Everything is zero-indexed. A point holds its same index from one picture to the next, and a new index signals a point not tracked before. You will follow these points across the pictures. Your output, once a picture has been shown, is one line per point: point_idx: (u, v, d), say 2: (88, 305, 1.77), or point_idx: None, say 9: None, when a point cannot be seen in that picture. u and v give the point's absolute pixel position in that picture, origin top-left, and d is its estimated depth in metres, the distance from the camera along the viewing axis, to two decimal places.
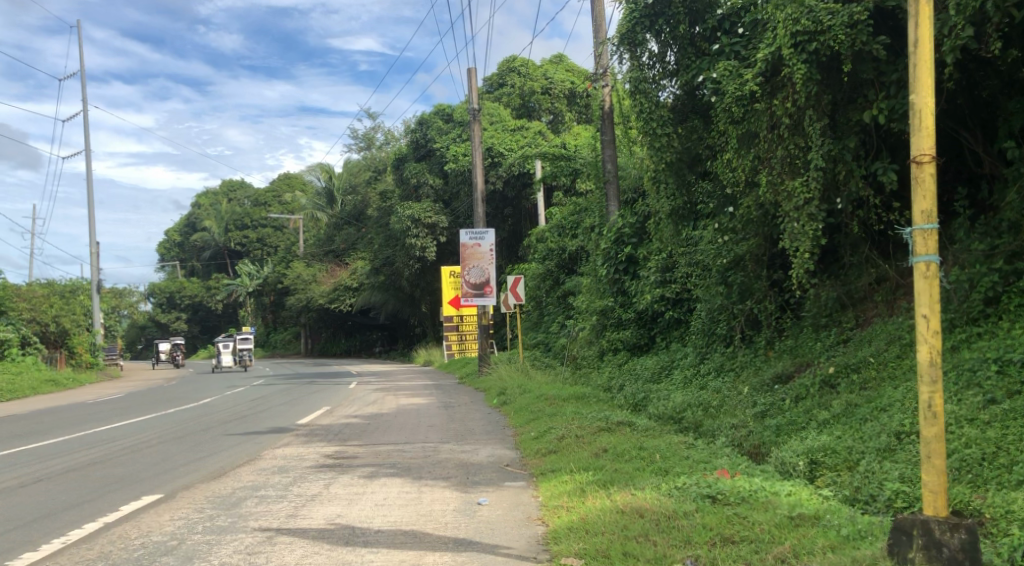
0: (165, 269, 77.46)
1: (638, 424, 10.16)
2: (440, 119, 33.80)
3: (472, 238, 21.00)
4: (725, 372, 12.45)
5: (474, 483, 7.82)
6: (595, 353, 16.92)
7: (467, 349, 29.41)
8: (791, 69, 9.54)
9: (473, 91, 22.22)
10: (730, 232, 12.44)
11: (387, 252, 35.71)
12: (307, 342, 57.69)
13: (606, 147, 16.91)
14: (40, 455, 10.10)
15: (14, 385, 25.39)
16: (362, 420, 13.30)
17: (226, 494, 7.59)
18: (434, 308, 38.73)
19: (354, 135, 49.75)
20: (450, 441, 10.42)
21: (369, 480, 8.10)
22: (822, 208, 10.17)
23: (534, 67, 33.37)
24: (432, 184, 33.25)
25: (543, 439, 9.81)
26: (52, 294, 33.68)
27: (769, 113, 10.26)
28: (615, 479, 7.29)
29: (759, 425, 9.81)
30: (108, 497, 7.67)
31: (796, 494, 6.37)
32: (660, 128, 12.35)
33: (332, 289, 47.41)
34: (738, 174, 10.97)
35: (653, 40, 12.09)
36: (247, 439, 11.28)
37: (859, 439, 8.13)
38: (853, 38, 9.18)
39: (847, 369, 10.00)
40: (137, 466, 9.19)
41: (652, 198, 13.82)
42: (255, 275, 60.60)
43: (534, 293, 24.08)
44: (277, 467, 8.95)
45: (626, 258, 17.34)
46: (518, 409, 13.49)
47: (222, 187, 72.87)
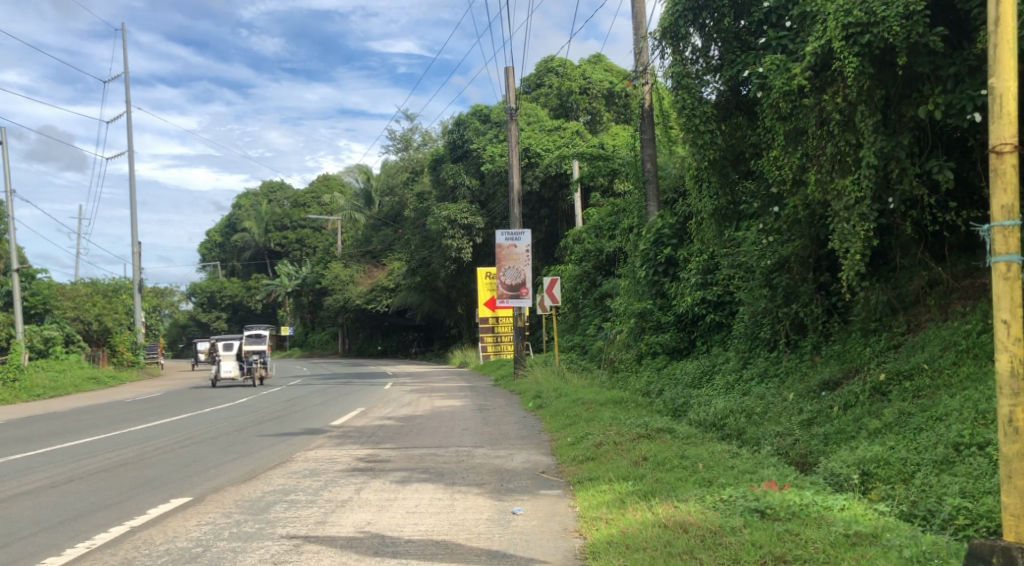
0: (206, 269, 78.57)
1: (679, 431, 9.82)
2: (477, 120, 33.69)
3: (508, 239, 20.74)
4: (769, 378, 12.04)
5: (509, 491, 7.57)
6: (633, 356, 16.55)
7: (503, 351, 29.18)
8: (842, 62, 9.14)
9: (510, 90, 22.01)
10: (775, 233, 12.04)
11: (424, 253, 35.60)
12: (344, 342, 57.89)
13: (645, 146, 16.65)
14: (73, 455, 10.07)
15: (56, 382, 25.75)
16: (396, 422, 13.13)
17: (255, 498, 7.43)
18: (470, 308, 38.51)
19: (391, 136, 49.73)
20: (485, 445, 10.18)
21: (401, 485, 7.89)
22: (874, 208, 9.74)
23: (572, 67, 33.09)
24: (469, 185, 33.10)
25: (579, 446, 9.51)
26: (96, 293, 34.33)
27: (818, 109, 9.84)
28: (657, 489, 6.97)
29: (806, 434, 9.44)
30: (138, 499, 7.56)
31: (850, 509, 6.02)
32: (703, 125, 12.03)
33: (369, 290, 47.57)
34: (784, 173, 10.56)
35: (696, 34, 11.79)
36: (280, 440, 11.17)
37: (914, 450, 7.72)
38: (909, 30, 8.79)
39: (899, 376, 9.56)
40: (169, 467, 9.10)
41: (695, 198, 13.47)
42: (294, 276, 61.15)
43: (570, 295, 23.74)
44: (309, 470, 8.79)
45: (666, 260, 16.97)
46: (554, 412, 13.21)
47: (262, 188, 73.69)
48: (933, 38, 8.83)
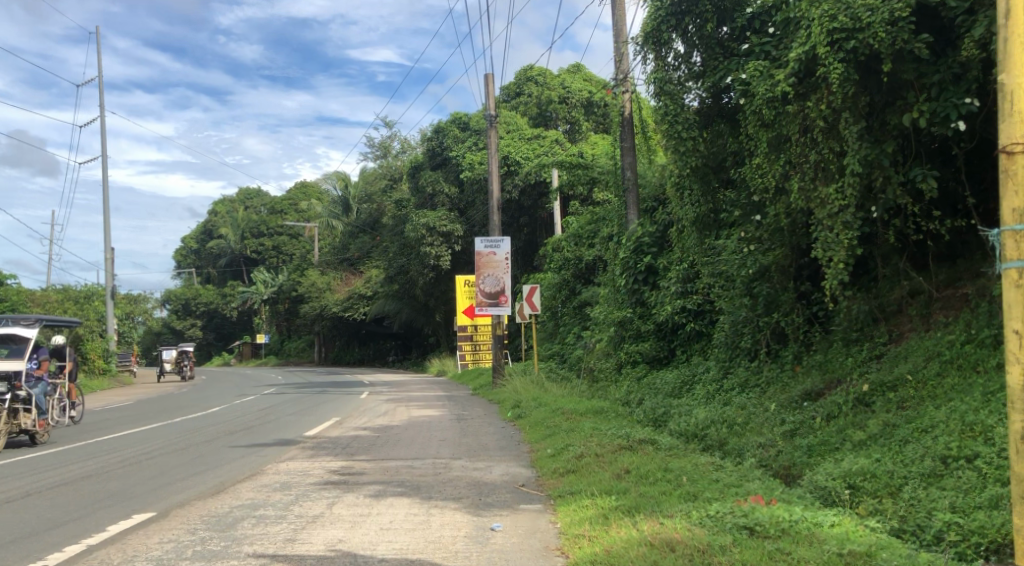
0: (181, 275, 77.59)
1: (662, 442, 9.62)
2: (456, 128, 33.54)
3: (487, 246, 20.48)
4: (750, 388, 11.87)
5: (488, 506, 7.31)
6: (613, 366, 16.35)
7: (481, 359, 28.86)
8: (827, 68, 9.03)
9: (490, 97, 21.82)
10: (755, 241, 11.89)
11: (401, 260, 35.29)
12: (321, 350, 57.20)
13: (626, 153, 16.50)
14: (34, 467, 9.70)
15: None
16: (371, 432, 12.81)
17: (221, 514, 7.11)
18: (449, 317, 38.22)
19: (369, 142, 49.32)
20: (463, 457, 9.90)
21: (376, 499, 7.60)
22: (857, 216, 9.59)
23: (551, 76, 33.00)
24: (448, 193, 32.87)
25: (559, 458, 9.27)
26: (66, 299, 33.64)
27: (801, 116, 9.71)
28: (642, 504, 6.74)
29: (789, 445, 9.27)
30: (98, 515, 7.22)
31: (840, 525, 5.83)
32: (686, 132, 11.90)
33: (346, 298, 47.12)
34: (767, 180, 10.39)
35: (679, 39, 11.65)
36: (251, 452, 10.80)
37: (900, 463, 7.56)
38: (894, 36, 8.70)
39: (883, 388, 9.41)
40: (133, 481, 8.75)
41: (676, 206, 13.30)
42: (270, 283, 60.47)
43: (550, 303, 23.57)
44: (279, 483, 8.46)
45: (646, 268, 16.76)
46: (533, 423, 12.93)
47: (238, 195, 72.99)
48: (918, 44, 8.75)
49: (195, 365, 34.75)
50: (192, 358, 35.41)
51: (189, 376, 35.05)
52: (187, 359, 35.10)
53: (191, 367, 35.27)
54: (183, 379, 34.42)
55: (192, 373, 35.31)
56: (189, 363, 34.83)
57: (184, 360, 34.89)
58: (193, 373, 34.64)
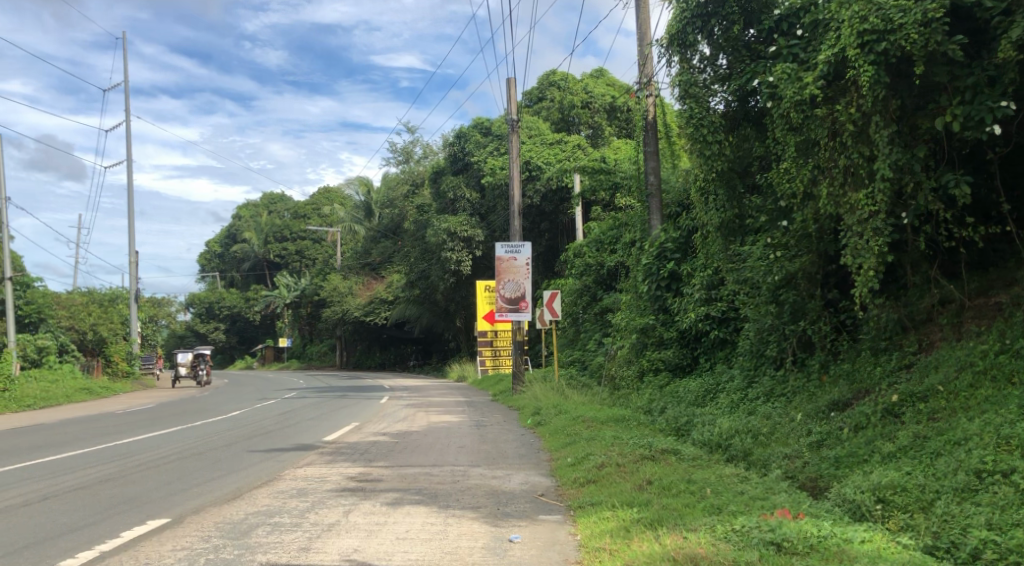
0: (206, 280, 78.25)
1: (685, 452, 9.43)
2: (478, 133, 33.54)
3: (508, 252, 20.36)
4: (775, 398, 11.62)
5: (506, 516, 7.16)
6: (634, 373, 16.14)
7: (501, 365, 28.72)
8: (857, 71, 8.80)
9: (512, 102, 21.73)
10: (782, 247, 11.67)
11: (423, 265, 35.30)
12: (342, 355, 57.30)
13: (649, 158, 16.33)
14: (52, 470, 9.68)
15: (48, 393, 25.30)
16: (390, 438, 12.71)
17: (236, 521, 7.03)
18: (469, 322, 38.13)
19: (392, 148, 49.43)
20: (481, 465, 9.75)
21: (392, 508, 7.48)
22: (887, 222, 9.33)
23: (574, 81, 32.88)
24: (469, 198, 32.85)
25: (579, 467, 9.10)
26: (91, 302, 33.88)
27: (830, 119, 9.48)
28: (664, 516, 6.56)
29: (815, 456, 9.07)
30: (113, 520, 7.16)
31: (871, 541, 5.62)
32: (711, 135, 11.73)
33: (367, 302, 47.23)
34: (794, 185, 10.17)
35: (704, 42, 11.52)
36: (269, 457, 10.71)
37: (932, 476, 7.32)
38: (927, 37, 8.46)
39: (912, 398, 9.15)
40: (150, 486, 8.68)
41: (701, 211, 13.09)
42: (293, 287, 60.72)
43: (570, 310, 23.38)
44: (296, 490, 8.37)
45: (669, 274, 16.52)
46: (553, 431, 12.75)
47: (262, 199, 73.52)
48: (951, 46, 8.52)
49: (212, 370, 33.92)
50: (208, 362, 34.63)
51: (205, 381, 34.22)
52: (203, 362, 34.21)
53: (207, 370, 34.49)
54: (198, 384, 33.59)
55: (208, 377, 34.53)
56: (204, 368, 33.95)
57: (200, 363, 33.98)
58: (209, 377, 33.87)
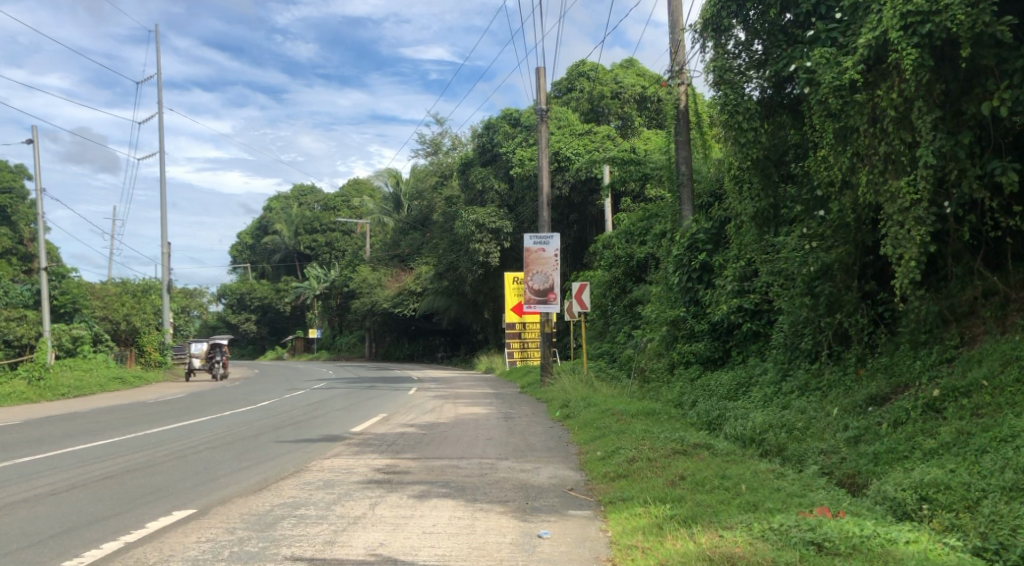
0: (237, 271, 79.03)
1: (718, 446, 9.22)
2: (507, 124, 33.36)
3: (536, 243, 20.16)
4: (810, 392, 11.33)
5: (535, 510, 7.01)
6: (665, 366, 15.93)
7: (529, 357, 28.57)
8: (899, 54, 8.47)
9: (541, 92, 21.49)
10: (817, 238, 11.36)
11: (451, 257, 35.22)
12: (372, 346, 57.43)
13: (680, 148, 16.02)
14: (82, 460, 9.70)
15: (81, 381, 25.63)
16: (417, 430, 12.59)
17: (262, 512, 6.95)
18: (498, 314, 37.99)
19: (421, 139, 49.36)
20: (509, 458, 9.61)
21: (419, 501, 7.36)
22: (930, 212, 9.00)
23: (604, 72, 32.50)
24: (497, 189, 32.70)
25: (610, 461, 8.92)
26: (124, 293, 34.27)
27: (871, 105, 9.17)
28: (698, 513, 6.37)
29: (853, 452, 8.83)
30: (140, 510, 7.14)
31: (917, 543, 5.36)
32: (747, 123, 11.44)
33: (396, 294, 47.34)
34: (832, 173, 9.85)
35: (739, 27, 11.25)
36: (296, 448, 10.67)
37: (977, 474, 7.05)
38: (974, 18, 8.12)
39: (955, 393, 8.84)
40: (177, 476, 8.66)
41: (735, 201, 12.74)
42: (322, 279, 61.04)
43: (599, 302, 23.14)
44: (323, 481, 8.29)
45: (700, 266, 16.23)
46: (582, 423, 12.57)
47: (292, 191, 73.98)
48: (1001, 27, 8.16)
49: (229, 362, 32.70)
50: (225, 355, 33.22)
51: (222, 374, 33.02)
52: (221, 354, 32.95)
53: (224, 362, 33.11)
54: (216, 377, 32.43)
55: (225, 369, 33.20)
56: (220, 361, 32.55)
57: (218, 356, 32.71)
58: (225, 371, 32.45)
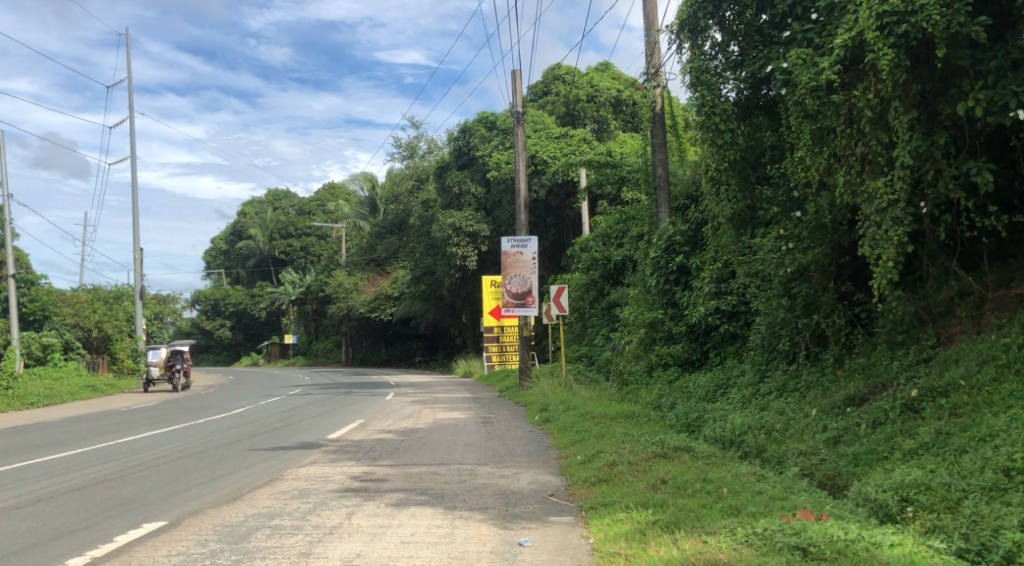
0: (211, 276, 78.33)
1: (698, 449, 9.16)
2: (483, 127, 33.30)
3: (514, 246, 20.05)
4: (788, 393, 11.32)
5: (516, 518, 6.90)
6: (642, 369, 15.79)
7: (508, 361, 28.46)
8: (876, 54, 8.47)
9: (517, 94, 21.41)
10: (794, 239, 11.35)
11: (428, 261, 35.05)
12: (348, 351, 57.03)
13: (657, 150, 15.98)
14: (50, 471, 9.45)
15: (51, 390, 25.15)
16: (395, 436, 12.44)
17: (235, 523, 6.78)
18: (476, 318, 37.86)
19: (396, 143, 49.15)
20: (489, 464, 9.49)
21: (397, 509, 7.22)
22: (907, 212, 8.99)
23: (579, 75, 32.53)
24: (474, 193, 32.60)
25: (591, 465, 8.83)
26: (96, 300, 33.78)
27: (848, 106, 9.16)
28: (681, 518, 6.29)
29: (832, 453, 8.81)
30: (109, 522, 6.94)
31: (902, 545, 5.32)
32: (724, 124, 11.42)
33: (372, 298, 47.11)
34: (809, 174, 9.83)
35: (716, 27, 11.23)
36: (271, 456, 10.47)
37: (957, 474, 7.04)
38: (949, 19, 8.14)
39: (933, 393, 8.84)
40: (148, 487, 8.44)
41: (712, 202, 12.69)
42: (298, 284, 60.57)
43: (577, 304, 23.11)
44: (298, 490, 8.12)
45: (678, 268, 16.23)
46: (562, 427, 12.47)
47: (267, 195, 73.36)
48: (975, 28, 8.19)
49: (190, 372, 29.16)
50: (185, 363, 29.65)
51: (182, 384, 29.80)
52: (181, 362, 29.72)
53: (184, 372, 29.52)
54: (175, 388, 29.27)
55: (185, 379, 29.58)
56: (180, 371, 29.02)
57: (177, 365, 29.49)
58: (185, 381, 28.90)
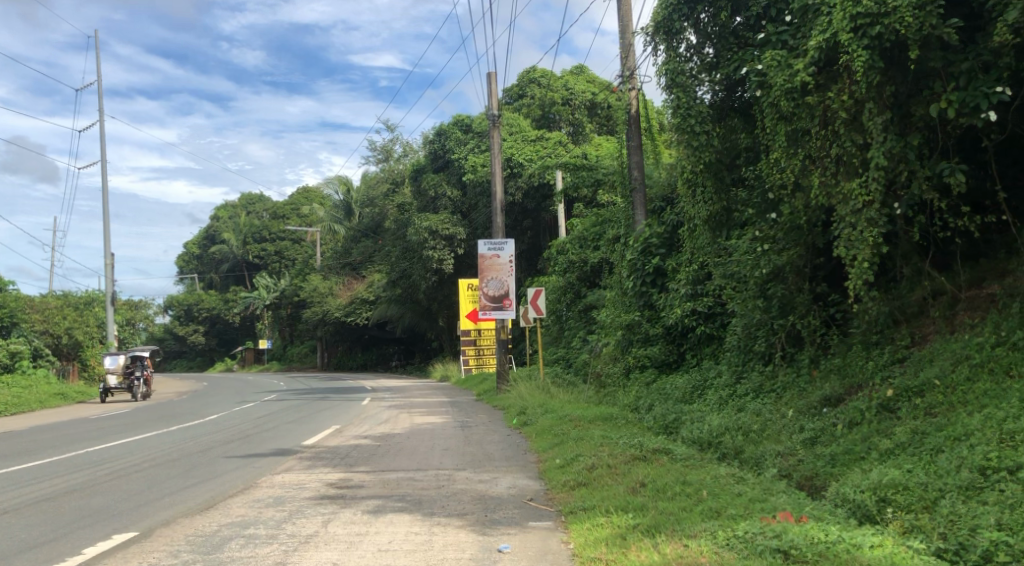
0: (184, 281, 77.50)
1: (676, 451, 9.14)
2: (458, 130, 33.24)
3: (490, 249, 19.97)
4: (765, 394, 11.34)
5: (495, 523, 6.82)
6: (620, 371, 15.69)
7: (485, 364, 28.38)
8: (850, 56, 8.52)
9: (493, 97, 21.36)
10: (769, 240, 11.39)
11: (404, 264, 34.89)
12: (324, 356, 56.59)
13: (633, 153, 15.98)
14: (17, 481, 9.24)
15: (20, 398, 24.69)
16: (372, 441, 12.31)
17: (209, 533, 6.65)
18: (452, 321, 37.71)
19: (371, 146, 48.91)
20: (467, 468, 9.39)
21: (374, 516, 7.11)
22: (882, 213, 9.04)
23: (554, 78, 32.55)
24: (450, 196, 32.49)
25: (569, 469, 8.77)
26: (66, 306, 33.25)
27: (822, 107, 9.20)
28: (661, 522, 6.25)
29: (809, 454, 8.82)
30: (77, 534, 6.77)
31: (882, 546, 5.30)
32: (699, 126, 11.45)
33: (348, 302, 46.80)
34: (784, 176, 9.87)
35: (691, 30, 11.25)
36: (246, 463, 10.31)
37: (934, 474, 7.06)
38: (921, 21, 8.20)
39: (909, 393, 8.88)
40: (119, 496, 8.27)
41: (688, 204, 12.69)
42: (272, 288, 60.05)
43: (554, 307, 23.09)
44: (273, 498, 7.98)
45: (654, 270, 16.24)
46: (540, 431, 12.42)
47: (240, 199, 72.66)
48: (947, 30, 8.26)
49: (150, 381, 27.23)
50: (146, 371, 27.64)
51: (143, 392, 28.27)
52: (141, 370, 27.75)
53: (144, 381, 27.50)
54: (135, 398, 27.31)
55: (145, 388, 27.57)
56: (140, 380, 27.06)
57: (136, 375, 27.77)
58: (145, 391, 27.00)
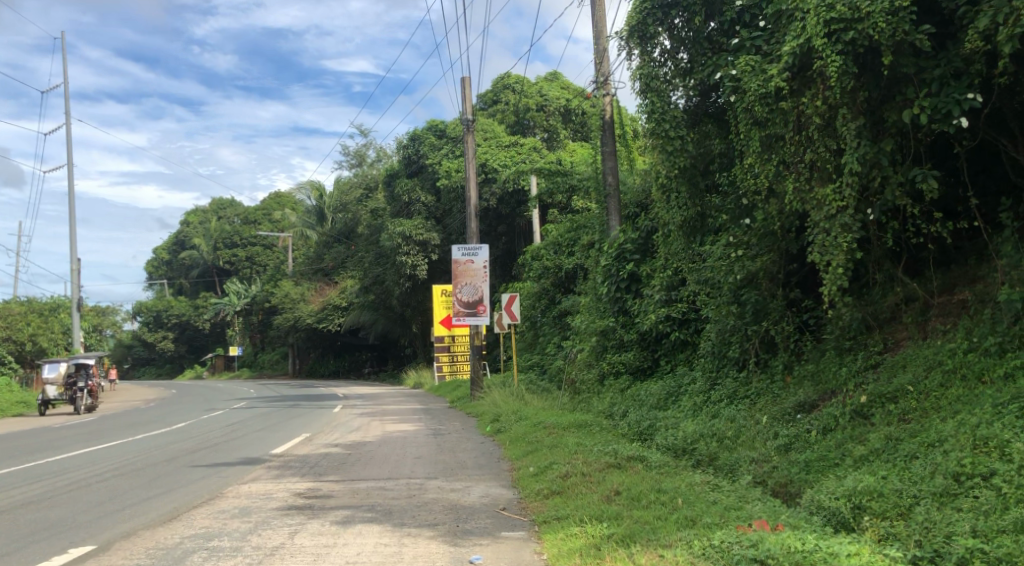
0: (153, 287, 76.40)
1: (651, 458, 9.04)
2: (432, 135, 33.11)
3: (464, 254, 19.76)
4: (739, 400, 11.30)
5: (466, 534, 6.67)
6: (594, 377, 15.63)
7: (458, 371, 28.17)
8: (824, 61, 8.49)
9: (467, 102, 21.24)
10: (743, 246, 11.35)
11: (377, 270, 34.61)
12: (296, 363, 55.96)
13: (607, 158, 15.90)
14: None
15: None
16: (343, 449, 12.08)
17: (170, 546, 6.42)
18: (426, 328, 37.43)
19: (344, 151, 48.58)
20: (439, 478, 9.21)
21: (342, 527, 6.92)
22: (856, 219, 9.02)
23: (529, 84, 32.54)
24: (424, 201, 32.29)
25: (543, 477, 8.65)
26: (30, 312, 32.53)
27: (796, 113, 9.18)
28: (636, 531, 6.13)
29: (784, 461, 8.75)
30: (31, 548, 6.50)
31: (859, 555, 5.22)
32: (673, 131, 11.40)
33: (320, 309, 46.34)
34: (758, 181, 9.84)
35: (665, 35, 11.21)
36: (211, 473, 10.03)
37: (908, 480, 7.02)
38: (894, 27, 8.23)
39: (882, 399, 8.86)
40: (77, 509, 7.97)
41: (662, 209, 12.63)
42: (243, 294, 59.33)
43: (529, 313, 22.98)
44: (239, 509, 7.75)
45: (628, 276, 16.17)
46: (514, 438, 12.28)
47: (211, 204, 71.84)
48: (919, 37, 8.29)
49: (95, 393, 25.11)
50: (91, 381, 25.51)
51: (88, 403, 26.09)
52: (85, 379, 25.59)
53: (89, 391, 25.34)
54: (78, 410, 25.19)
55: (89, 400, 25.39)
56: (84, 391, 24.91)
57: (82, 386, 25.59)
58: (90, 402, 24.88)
